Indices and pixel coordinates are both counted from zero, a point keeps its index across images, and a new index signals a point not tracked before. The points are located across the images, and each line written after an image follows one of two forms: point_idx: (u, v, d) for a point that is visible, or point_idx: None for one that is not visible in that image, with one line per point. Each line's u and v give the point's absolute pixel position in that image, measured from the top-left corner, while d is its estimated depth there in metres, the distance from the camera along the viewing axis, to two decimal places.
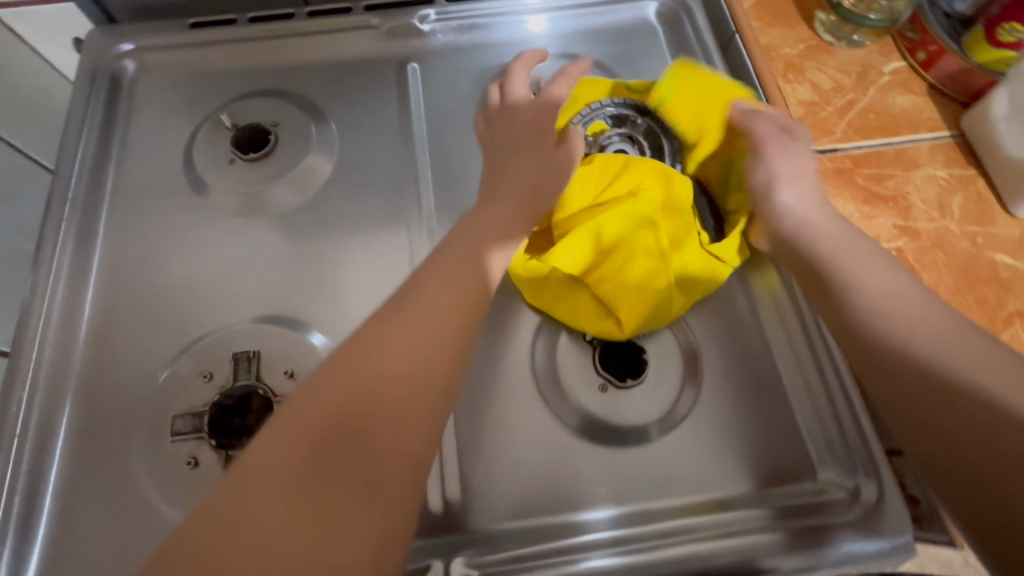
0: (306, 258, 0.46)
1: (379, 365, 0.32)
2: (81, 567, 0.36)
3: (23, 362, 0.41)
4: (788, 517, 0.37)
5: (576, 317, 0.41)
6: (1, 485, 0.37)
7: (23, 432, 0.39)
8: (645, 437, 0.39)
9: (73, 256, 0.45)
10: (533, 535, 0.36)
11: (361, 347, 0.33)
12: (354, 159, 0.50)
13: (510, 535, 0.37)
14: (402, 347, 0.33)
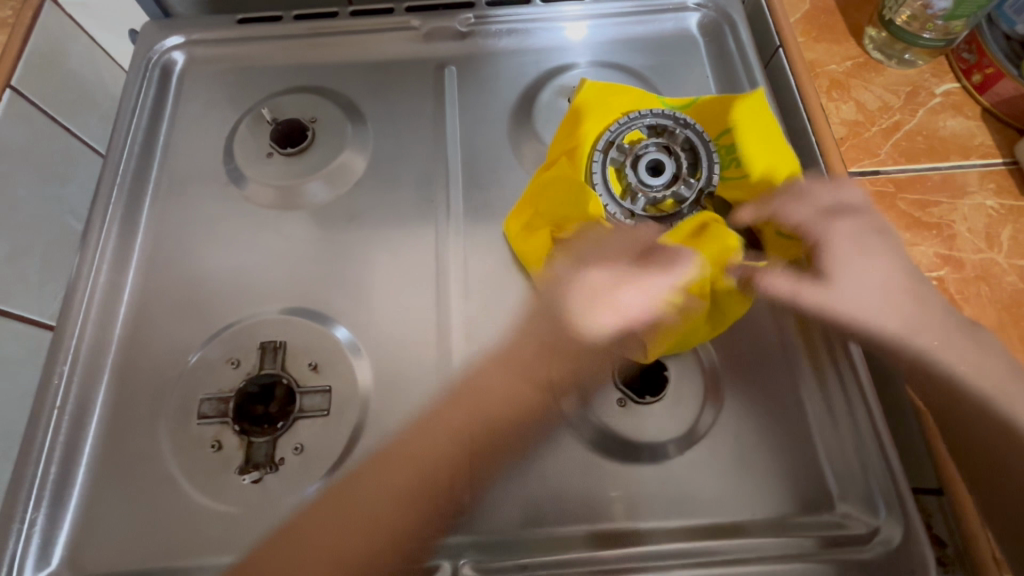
0: (336, 254, 0.47)
1: (373, 485, 0.36)
2: (106, 538, 0.37)
3: (66, 337, 0.43)
4: (804, 549, 0.36)
5: None
6: (41, 453, 0.39)
7: (62, 405, 0.41)
8: (660, 455, 0.38)
9: (118, 239, 0.47)
10: (540, 547, 0.37)
11: (332, 504, 0.36)
12: (388, 159, 0.50)
13: (517, 543, 0.37)
14: (389, 493, 0.36)
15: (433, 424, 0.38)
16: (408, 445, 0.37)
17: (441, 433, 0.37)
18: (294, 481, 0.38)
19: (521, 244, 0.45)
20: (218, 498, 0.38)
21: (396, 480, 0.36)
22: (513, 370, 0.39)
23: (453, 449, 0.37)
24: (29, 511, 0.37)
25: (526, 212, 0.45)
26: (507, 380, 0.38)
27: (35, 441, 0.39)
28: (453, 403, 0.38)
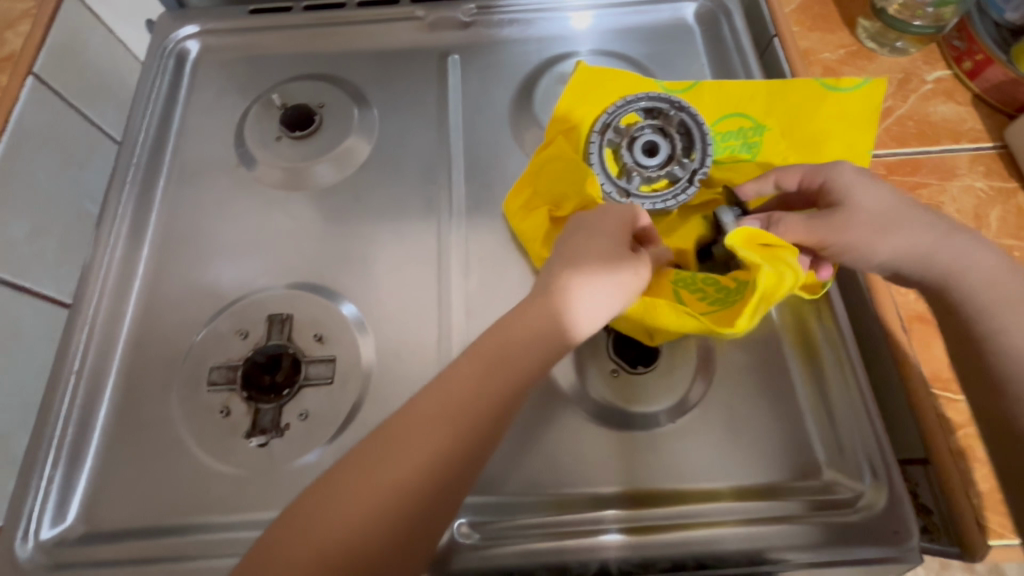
0: (341, 233, 0.48)
1: (409, 437, 0.34)
2: (118, 498, 0.39)
3: (84, 309, 0.45)
4: (792, 512, 0.37)
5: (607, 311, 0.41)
6: (59, 415, 0.41)
7: (80, 371, 0.43)
8: (654, 423, 0.40)
9: (133, 217, 0.49)
10: (536, 510, 0.38)
11: (362, 465, 0.33)
12: (392, 142, 0.52)
13: (514, 505, 0.38)
14: (403, 462, 0.33)
15: (455, 380, 0.35)
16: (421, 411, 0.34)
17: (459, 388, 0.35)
18: (299, 447, 0.40)
19: (518, 223, 0.46)
20: (226, 461, 0.39)
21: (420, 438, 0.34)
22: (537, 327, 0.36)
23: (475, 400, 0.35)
24: (49, 470, 0.39)
25: (526, 188, 0.47)
26: (533, 332, 0.36)
27: (54, 405, 0.42)
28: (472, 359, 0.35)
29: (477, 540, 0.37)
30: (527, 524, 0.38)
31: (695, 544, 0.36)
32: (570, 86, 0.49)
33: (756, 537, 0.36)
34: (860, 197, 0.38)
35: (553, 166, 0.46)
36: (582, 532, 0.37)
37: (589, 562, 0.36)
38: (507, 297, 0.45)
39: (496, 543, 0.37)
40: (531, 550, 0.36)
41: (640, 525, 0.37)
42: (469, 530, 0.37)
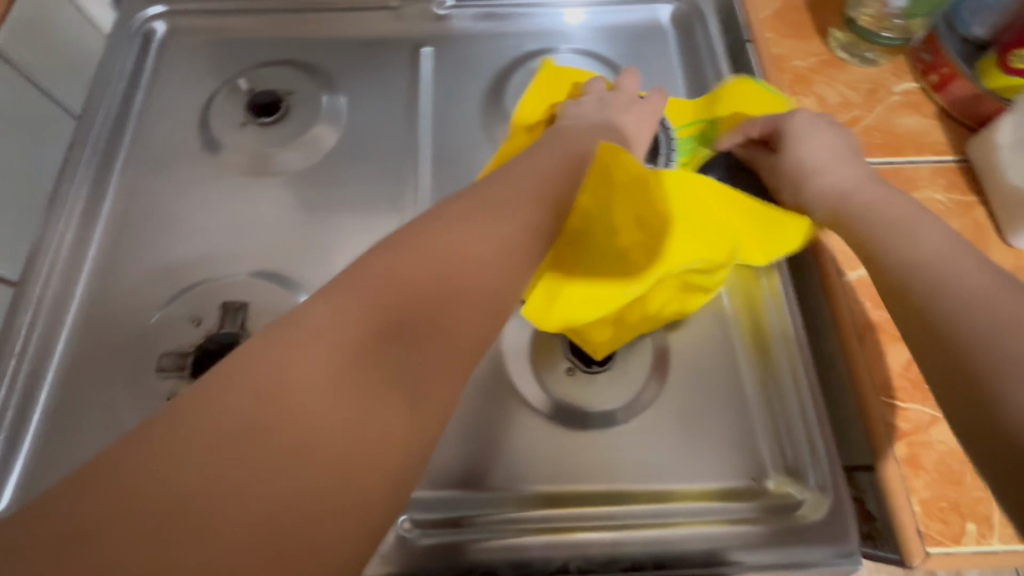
0: (303, 222, 0.48)
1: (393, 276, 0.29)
2: (55, 483, 0.38)
3: (30, 289, 0.44)
4: (744, 513, 0.37)
5: (575, 316, 0.39)
6: (1, 397, 0.40)
7: (24, 352, 0.42)
8: (608, 423, 0.40)
9: (89, 197, 0.48)
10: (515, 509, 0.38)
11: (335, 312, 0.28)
12: (359, 131, 0.52)
13: (490, 503, 0.38)
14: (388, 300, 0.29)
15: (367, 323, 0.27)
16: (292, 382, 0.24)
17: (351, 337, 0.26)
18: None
19: None
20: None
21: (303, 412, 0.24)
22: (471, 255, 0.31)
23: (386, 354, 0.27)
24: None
25: None
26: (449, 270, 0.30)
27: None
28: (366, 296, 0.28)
29: (460, 537, 0.37)
30: (506, 525, 0.37)
31: (643, 544, 0.36)
32: (534, 83, 0.50)
33: (710, 536, 0.36)
34: (810, 144, 0.42)
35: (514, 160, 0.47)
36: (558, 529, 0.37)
37: (549, 561, 0.36)
38: None
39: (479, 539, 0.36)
40: (516, 547, 0.36)
41: (605, 525, 0.37)
42: (413, 525, 0.37)
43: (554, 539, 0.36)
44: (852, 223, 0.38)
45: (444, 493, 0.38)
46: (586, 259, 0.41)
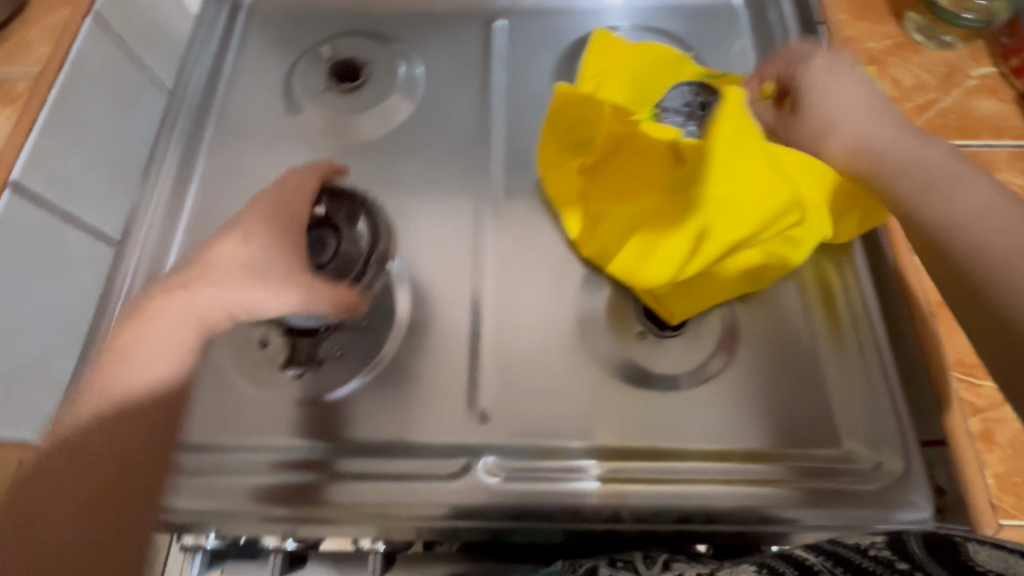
0: (380, 185, 0.50)
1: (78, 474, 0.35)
2: None
3: (133, 238, 0.47)
4: (792, 475, 0.38)
5: (664, 273, 0.41)
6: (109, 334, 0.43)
7: (128, 295, 0.45)
8: (677, 385, 0.41)
9: (182, 154, 0.51)
10: (361, 455, 0.40)
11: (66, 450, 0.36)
12: (433, 101, 0.53)
13: (355, 448, 0.40)
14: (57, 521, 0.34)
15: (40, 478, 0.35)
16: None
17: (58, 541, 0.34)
18: (331, 379, 0.42)
19: (553, 182, 0.46)
20: (259, 389, 0.42)
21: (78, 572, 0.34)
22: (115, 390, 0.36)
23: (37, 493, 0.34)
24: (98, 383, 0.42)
25: (554, 146, 0.45)
26: (178, 356, 0.37)
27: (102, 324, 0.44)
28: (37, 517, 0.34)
29: (319, 479, 0.39)
30: (363, 471, 0.39)
31: (717, 498, 0.37)
32: (588, 52, 0.50)
33: (759, 495, 0.37)
34: (834, 95, 0.40)
35: (577, 110, 0.45)
36: (559, 481, 0.38)
37: (600, 509, 0.37)
38: (538, 250, 0.46)
39: (333, 479, 0.38)
40: (379, 490, 0.38)
41: (676, 478, 0.38)
42: (490, 468, 0.39)
43: (628, 490, 0.37)
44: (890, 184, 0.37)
45: (302, 438, 0.40)
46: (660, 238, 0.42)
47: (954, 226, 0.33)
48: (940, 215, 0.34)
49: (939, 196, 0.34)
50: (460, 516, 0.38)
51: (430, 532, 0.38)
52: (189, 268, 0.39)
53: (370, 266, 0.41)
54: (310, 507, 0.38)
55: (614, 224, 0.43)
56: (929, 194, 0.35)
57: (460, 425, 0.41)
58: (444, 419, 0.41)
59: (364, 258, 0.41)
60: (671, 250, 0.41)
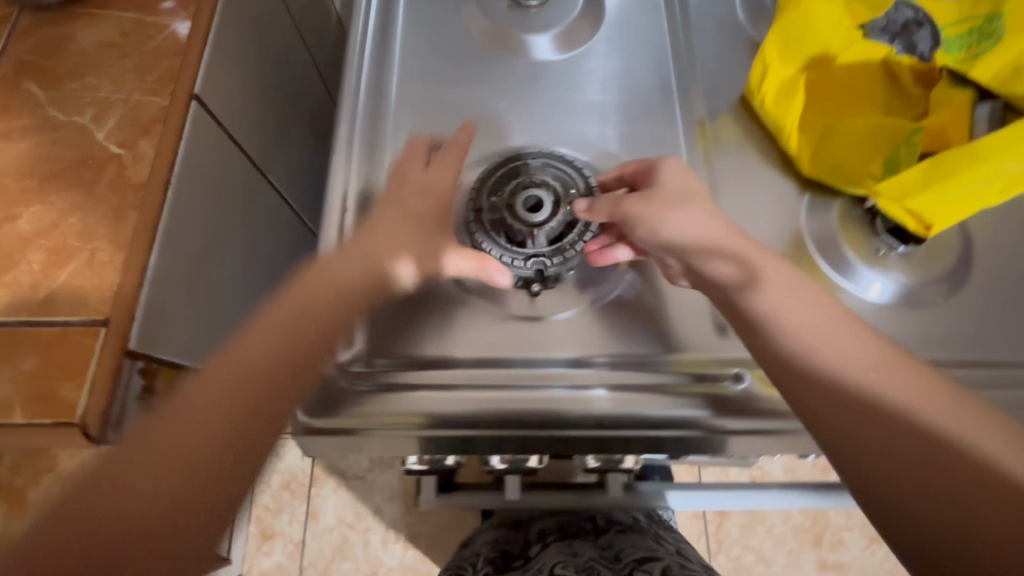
0: (577, 106, 0.49)
1: (172, 430, 0.35)
2: (405, 331, 0.43)
3: (341, 157, 0.46)
4: None
5: (912, 209, 0.38)
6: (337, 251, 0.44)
7: (350, 214, 0.45)
8: (921, 300, 0.41)
9: (371, 74, 0.49)
10: (440, 368, 0.42)
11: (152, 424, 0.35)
12: (619, 22, 0.51)
13: (439, 362, 0.42)
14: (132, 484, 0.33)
15: (200, 399, 0.36)
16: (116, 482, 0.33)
17: (150, 474, 0.33)
18: (572, 293, 0.43)
19: (773, 101, 0.45)
20: (508, 308, 0.43)
21: (126, 466, 0.33)
22: (268, 339, 0.38)
23: (221, 428, 0.35)
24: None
25: (778, 60, 0.44)
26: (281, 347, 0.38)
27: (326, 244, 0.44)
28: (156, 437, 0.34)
29: (361, 387, 0.41)
30: (433, 381, 0.41)
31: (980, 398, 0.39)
32: None
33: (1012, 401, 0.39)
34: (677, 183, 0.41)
35: (801, 23, 0.43)
36: (702, 385, 0.41)
37: None
38: (750, 167, 0.46)
39: (372, 391, 0.41)
40: (456, 400, 0.41)
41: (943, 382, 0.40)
42: (748, 377, 0.41)
43: None
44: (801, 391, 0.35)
45: (446, 353, 0.42)
46: (939, 128, 0.41)
47: (810, 332, 0.36)
48: (797, 342, 0.36)
49: (837, 363, 0.34)
50: (483, 422, 0.40)
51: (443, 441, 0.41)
52: (422, 208, 0.42)
53: (520, 255, 0.41)
54: (352, 415, 0.40)
55: (845, 142, 0.43)
56: (779, 315, 0.36)
57: (701, 334, 0.43)
58: (684, 328, 0.43)
59: (522, 254, 0.41)
60: (911, 191, 0.37)
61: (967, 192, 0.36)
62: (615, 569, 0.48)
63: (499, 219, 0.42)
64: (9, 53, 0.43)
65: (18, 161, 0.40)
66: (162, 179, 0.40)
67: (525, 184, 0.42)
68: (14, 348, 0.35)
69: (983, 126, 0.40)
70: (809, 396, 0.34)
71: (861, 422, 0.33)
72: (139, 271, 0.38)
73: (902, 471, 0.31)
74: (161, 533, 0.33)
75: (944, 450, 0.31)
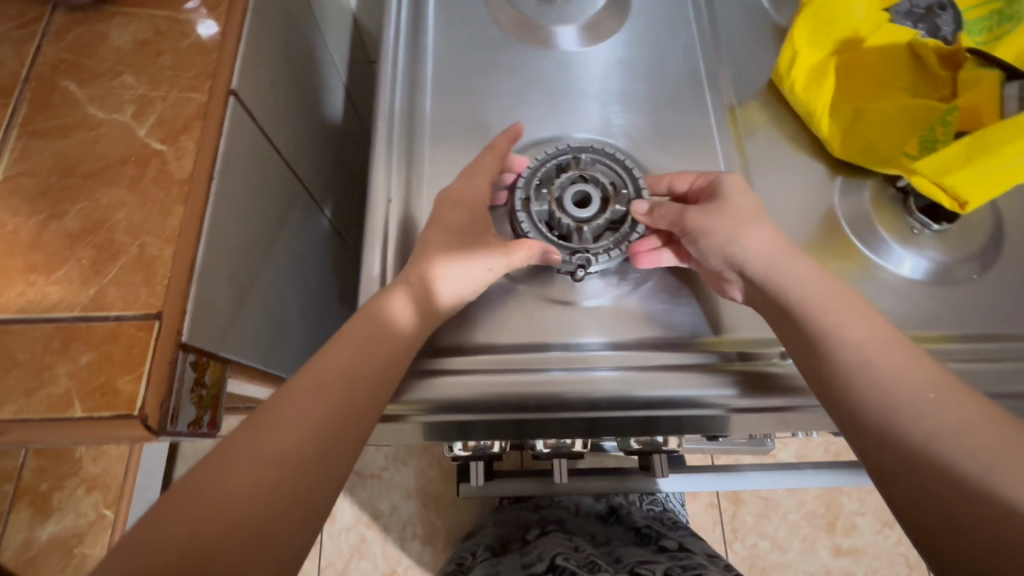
0: (609, 96, 0.49)
1: (267, 439, 0.34)
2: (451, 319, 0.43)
3: (382, 146, 0.46)
4: None
5: (947, 187, 0.38)
6: (381, 242, 0.45)
7: (393, 204, 0.46)
8: (956, 278, 0.42)
9: (404, 67, 0.49)
10: (470, 355, 0.42)
11: (248, 432, 0.34)
12: (646, 12, 0.52)
13: (464, 349, 0.43)
14: (232, 488, 0.32)
15: (293, 408, 0.35)
16: (209, 484, 0.32)
17: (244, 477, 0.32)
18: (610, 280, 0.44)
19: (803, 86, 0.46)
20: (552, 295, 0.44)
21: (234, 472, 0.32)
22: (353, 348, 0.38)
23: (310, 436, 0.35)
24: (383, 272, 0.44)
25: (807, 46, 0.45)
26: (358, 355, 0.38)
27: (370, 235, 0.44)
28: (249, 441, 0.34)
29: (412, 372, 0.42)
30: (464, 367, 0.42)
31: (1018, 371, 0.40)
32: None
33: None
34: (736, 188, 0.41)
35: (830, 9, 0.44)
36: (729, 364, 0.42)
37: None
38: (783, 155, 0.47)
39: (420, 378, 0.41)
40: (466, 384, 0.41)
41: (981, 357, 0.40)
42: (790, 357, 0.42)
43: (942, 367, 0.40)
44: (852, 397, 0.34)
45: (493, 339, 0.43)
46: (971, 107, 0.41)
47: (870, 351, 0.35)
48: (852, 355, 0.35)
49: (896, 382, 0.34)
50: (484, 407, 0.41)
51: (505, 425, 0.43)
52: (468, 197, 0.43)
53: (565, 248, 0.42)
54: (398, 402, 0.41)
55: (878, 123, 0.43)
56: (838, 332, 0.36)
57: (729, 317, 0.43)
58: (718, 311, 0.44)
59: (567, 248, 0.42)
60: (950, 169, 0.38)
61: (1003, 169, 0.37)
62: (614, 568, 0.48)
63: (545, 210, 0.42)
64: (46, 53, 0.43)
65: (61, 159, 0.40)
66: (205, 174, 0.41)
67: (576, 180, 0.42)
68: (70, 343, 0.36)
69: (1016, 103, 0.40)
70: (865, 411, 0.34)
71: (930, 441, 0.31)
72: (188, 265, 0.38)
73: (952, 492, 0.30)
74: (257, 538, 0.31)
75: (1013, 481, 0.29)
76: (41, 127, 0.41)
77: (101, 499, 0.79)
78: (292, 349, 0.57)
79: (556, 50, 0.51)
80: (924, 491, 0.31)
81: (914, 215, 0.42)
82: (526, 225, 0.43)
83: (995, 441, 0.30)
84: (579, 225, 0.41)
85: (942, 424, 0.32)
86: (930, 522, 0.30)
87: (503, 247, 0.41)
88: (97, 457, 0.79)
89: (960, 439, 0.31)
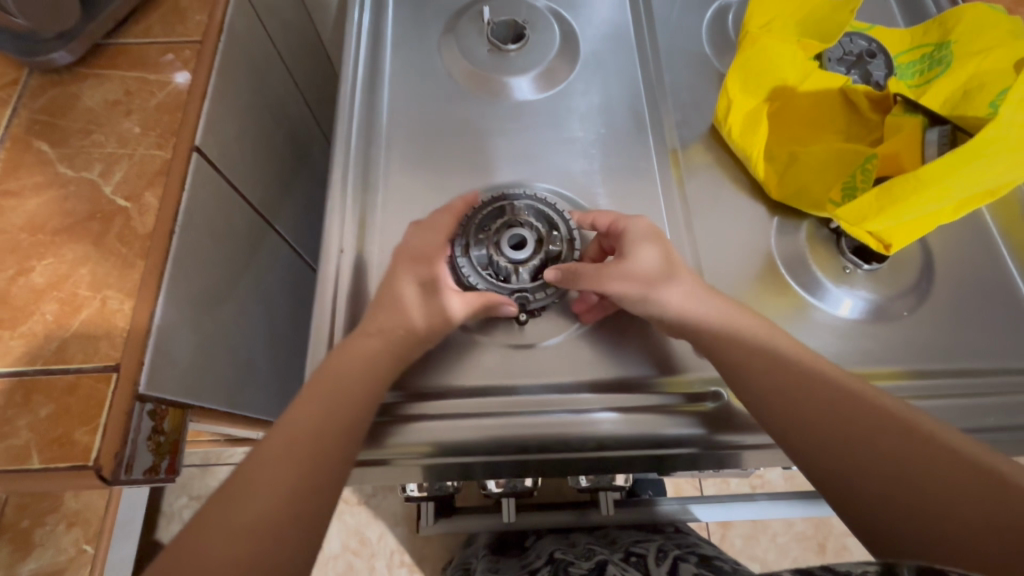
0: (556, 141, 0.51)
1: (242, 504, 0.36)
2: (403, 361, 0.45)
3: (337, 195, 0.49)
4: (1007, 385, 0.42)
5: (865, 231, 0.41)
6: (336, 288, 0.47)
7: (346, 252, 0.48)
8: (893, 316, 0.44)
9: (362, 117, 0.52)
10: (441, 399, 0.44)
11: (223, 502, 0.36)
12: (591, 61, 0.55)
13: (428, 394, 0.44)
14: (216, 552, 0.34)
15: (263, 473, 0.37)
16: (192, 551, 0.34)
17: (223, 536, 0.34)
18: (557, 320, 0.45)
19: (739, 130, 0.48)
20: (499, 340, 0.45)
21: (214, 536, 0.34)
22: (314, 410, 0.39)
23: (282, 498, 0.36)
24: (334, 318, 0.46)
25: (741, 94, 0.48)
26: (315, 413, 0.39)
27: (326, 277, 0.47)
28: (223, 511, 0.35)
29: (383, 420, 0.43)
30: (431, 413, 0.43)
31: (950, 403, 0.41)
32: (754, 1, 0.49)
33: (982, 405, 0.41)
34: (642, 234, 0.43)
35: (759, 60, 0.47)
36: (679, 405, 0.43)
37: None
38: (717, 201, 0.49)
39: (383, 423, 0.43)
40: (433, 430, 0.42)
41: (915, 391, 0.42)
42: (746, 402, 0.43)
43: None
44: (786, 420, 0.37)
45: (452, 384, 0.44)
46: (892, 154, 0.43)
47: (781, 374, 0.38)
48: (780, 380, 0.38)
49: (807, 401, 0.37)
50: (477, 448, 0.42)
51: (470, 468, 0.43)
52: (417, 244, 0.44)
53: (505, 290, 0.44)
54: (364, 451, 0.43)
55: (811, 167, 0.45)
56: (749, 364, 0.39)
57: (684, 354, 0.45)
58: (665, 350, 0.45)
59: (507, 288, 0.44)
60: (868, 215, 0.40)
61: (913, 214, 0.39)
62: (612, 549, 0.49)
63: (485, 254, 0.45)
64: (20, 115, 0.46)
65: (31, 217, 0.42)
66: (168, 228, 0.43)
67: (510, 225, 0.45)
68: (34, 396, 0.37)
69: (934, 149, 0.42)
70: (791, 441, 0.37)
71: (855, 450, 0.35)
72: (147, 317, 0.40)
73: (884, 497, 0.34)
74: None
75: (920, 475, 0.33)
76: (13, 187, 0.43)
77: (81, 535, 0.79)
78: (261, 388, 0.59)
79: (506, 98, 0.53)
80: (862, 500, 0.34)
81: (849, 257, 0.44)
82: (467, 269, 0.45)
83: (912, 448, 0.34)
84: (516, 266, 0.44)
85: (870, 434, 0.35)
86: (864, 522, 0.34)
87: (449, 295, 0.43)
88: (78, 494, 0.79)
89: (883, 448, 0.35)
